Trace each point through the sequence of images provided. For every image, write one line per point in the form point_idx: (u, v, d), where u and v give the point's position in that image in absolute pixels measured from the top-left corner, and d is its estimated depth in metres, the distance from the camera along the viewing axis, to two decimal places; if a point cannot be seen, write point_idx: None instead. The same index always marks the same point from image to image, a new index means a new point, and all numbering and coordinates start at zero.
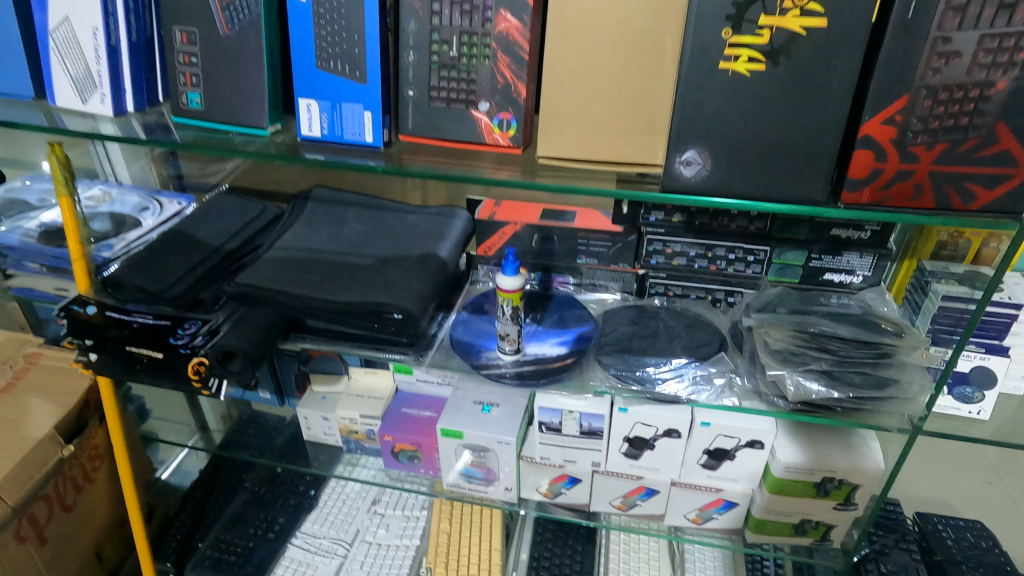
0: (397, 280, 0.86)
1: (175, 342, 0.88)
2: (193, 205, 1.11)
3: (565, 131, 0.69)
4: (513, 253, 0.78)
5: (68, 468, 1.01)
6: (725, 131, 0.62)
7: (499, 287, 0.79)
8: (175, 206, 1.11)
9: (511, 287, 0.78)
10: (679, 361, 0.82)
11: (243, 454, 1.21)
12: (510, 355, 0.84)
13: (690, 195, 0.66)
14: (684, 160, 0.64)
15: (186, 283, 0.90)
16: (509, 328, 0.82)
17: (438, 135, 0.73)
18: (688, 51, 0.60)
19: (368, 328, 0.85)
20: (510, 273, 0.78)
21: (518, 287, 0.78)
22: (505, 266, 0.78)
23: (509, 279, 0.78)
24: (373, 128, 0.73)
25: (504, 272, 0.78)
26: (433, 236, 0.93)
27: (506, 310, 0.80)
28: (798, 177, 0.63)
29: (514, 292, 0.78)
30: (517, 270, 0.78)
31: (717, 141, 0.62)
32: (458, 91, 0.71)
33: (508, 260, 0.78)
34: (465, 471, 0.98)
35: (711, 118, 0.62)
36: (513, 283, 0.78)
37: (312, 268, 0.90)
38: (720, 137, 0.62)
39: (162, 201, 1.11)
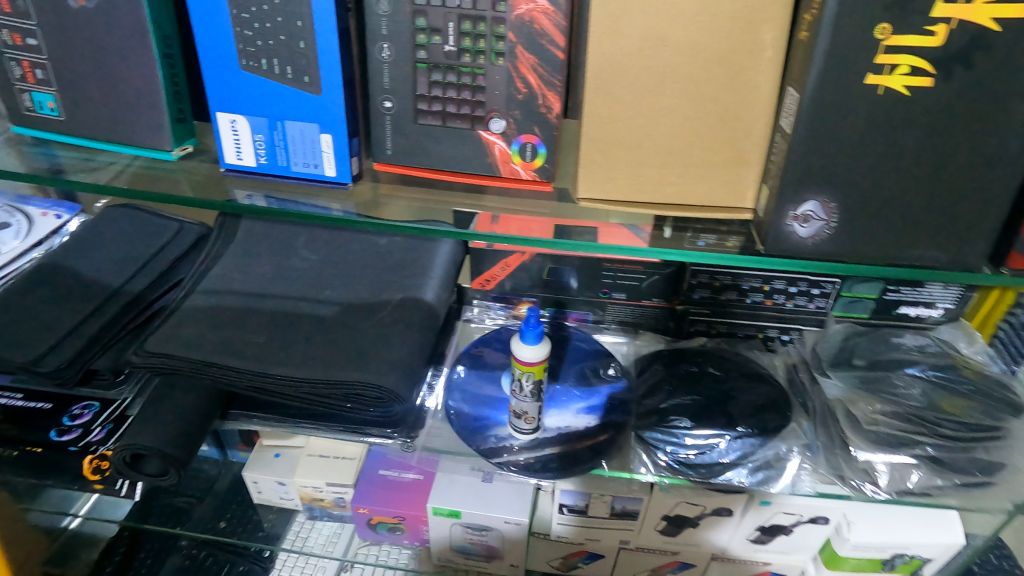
0: (369, 343, 0.64)
1: (63, 439, 0.68)
2: (76, 218, 0.88)
3: (616, 165, 0.47)
4: (534, 312, 0.58)
5: None
6: (854, 175, 0.43)
7: (514, 356, 0.59)
8: (51, 219, 0.87)
9: (531, 359, 0.58)
10: (731, 437, 0.63)
11: (177, 502, 0.99)
12: (527, 435, 0.65)
13: (798, 261, 0.47)
14: (792, 217, 0.45)
15: (75, 347, 0.67)
16: (528, 406, 0.62)
17: (432, 167, 0.52)
18: (819, 57, 0.39)
19: (338, 409, 0.63)
20: (530, 340, 0.58)
21: (541, 359, 0.58)
22: (524, 332, 0.58)
23: (529, 348, 0.58)
24: (335, 160, 0.51)
25: (523, 339, 0.58)
26: (413, 271, 0.71)
27: (524, 385, 0.60)
28: (948, 235, 0.45)
29: (536, 366, 0.58)
30: (541, 334, 0.58)
31: (842, 188, 0.43)
32: (457, 104, 0.49)
33: (528, 323, 0.57)
34: (461, 547, 0.81)
35: (838, 157, 0.42)
36: (536, 354, 0.58)
37: (250, 323, 0.67)
38: (848, 183, 0.43)
39: (31, 213, 0.87)
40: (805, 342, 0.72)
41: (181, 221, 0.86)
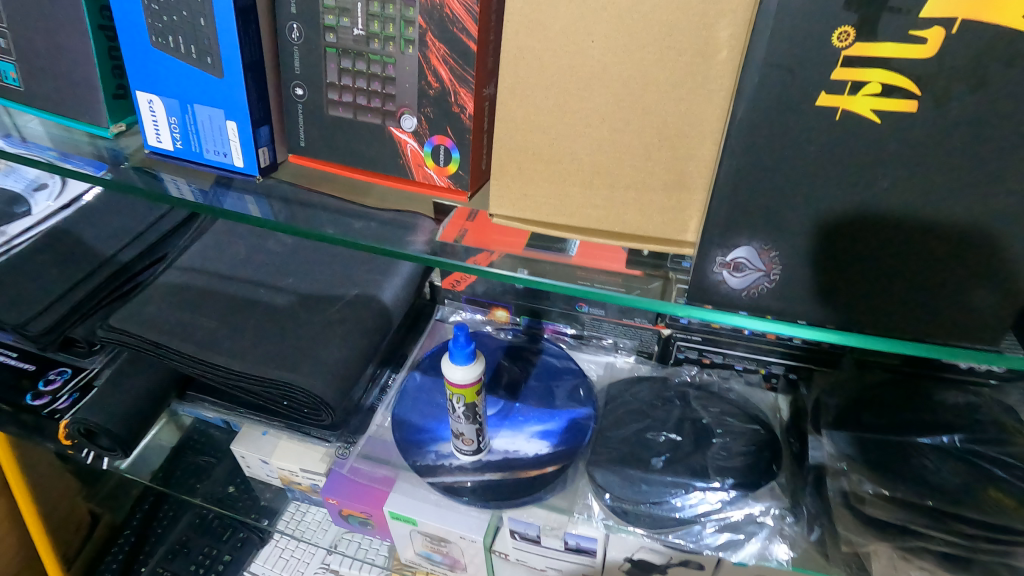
0: (313, 341, 0.61)
1: (34, 402, 0.69)
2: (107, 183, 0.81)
3: (531, 179, 0.40)
4: (464, 331, 0.53)
5: None
6: (799, 219, 0.34)
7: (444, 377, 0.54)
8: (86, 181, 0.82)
9: (463, 381, 0.53)
10: (696, 488, 0.54)
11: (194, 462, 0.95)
12: (470, 457, 0.60)
13: (735, 317, 0.39)
14: (720, 265, 0.37)
15: (53, 315, 0.68)
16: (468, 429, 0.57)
17: (347, 165, 0.47)
18: (764, 66, 0.30)
19: (274, 405, 0.62)
20: (461, 360, 0.53)
21: (473, 380, 0.53)
22: (454, 351, 0.53)
23: (460, 369, 0.53)
24: (242, 151, 0.47)
25: (453, 359, 0.53)
26: (377, 266, 0.67)
27: (459, 408, 0.55)
28: (932, 303, 0.35)
29: (469, 388, 0.54)
30: (473, 354, 0.53)
31: (784, 233, 0.35)
32: (367, 96, 0.43)
33: (457, 342, 0.53)
34: (423, 553, 0.77)
35: (778, 195, 0.34)
36: (468, 376, 0.53)
37: (206, 304, 0.65)
38: (793, 228, 0.34)
39: None
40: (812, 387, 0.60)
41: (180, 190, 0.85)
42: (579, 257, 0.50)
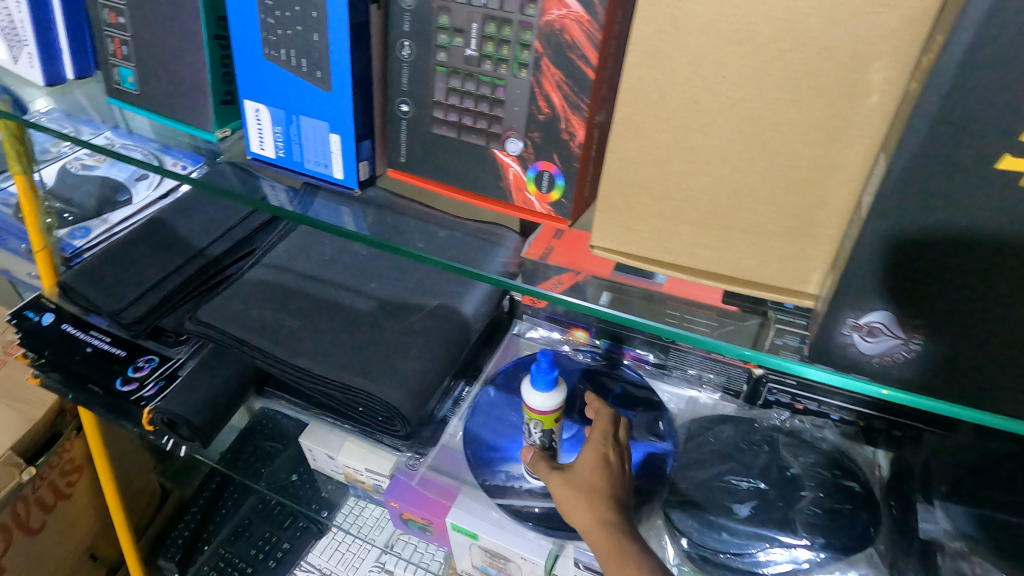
0: (393, 351, 0.61)
1: (122, 388, 0.71)
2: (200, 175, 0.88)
3: (643, 216, 0.38)
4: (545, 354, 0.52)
5: (31, 491, 0.85)
6: (943, 283, 0.31)
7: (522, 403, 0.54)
8: None
9: (543, 408, 0.53)
10: (782, 544, 0.51)
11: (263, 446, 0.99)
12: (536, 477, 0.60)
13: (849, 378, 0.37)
14: (850, 327, 0.35)
15: (147, 303, 0.71)
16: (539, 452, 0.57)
17: (445, 184, 0.46)
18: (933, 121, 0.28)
19: (351, 411, 0.62)
20: (541, 387, 0.53)
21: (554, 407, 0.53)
22: (534, 378, 0.53)
23: (540, 396, 0.53)
24: (343, 164, 0.47)
25: (533, 387, 0.53)
26: (459, 278, 0.66)
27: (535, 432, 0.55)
28: None
29: (547, 414, 0.54)
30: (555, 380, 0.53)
31: (923, 296, 0.32)
32: (473, 117, 0.42)
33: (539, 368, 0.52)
34: (480, 566, 0.76)
35: (920, 256, 0.31)
36: (548, 402, 0.53)
37: (291, 306, 0.66)
38: (934, 292, 0.32)
39: None
40: (918, 450, 0.55)
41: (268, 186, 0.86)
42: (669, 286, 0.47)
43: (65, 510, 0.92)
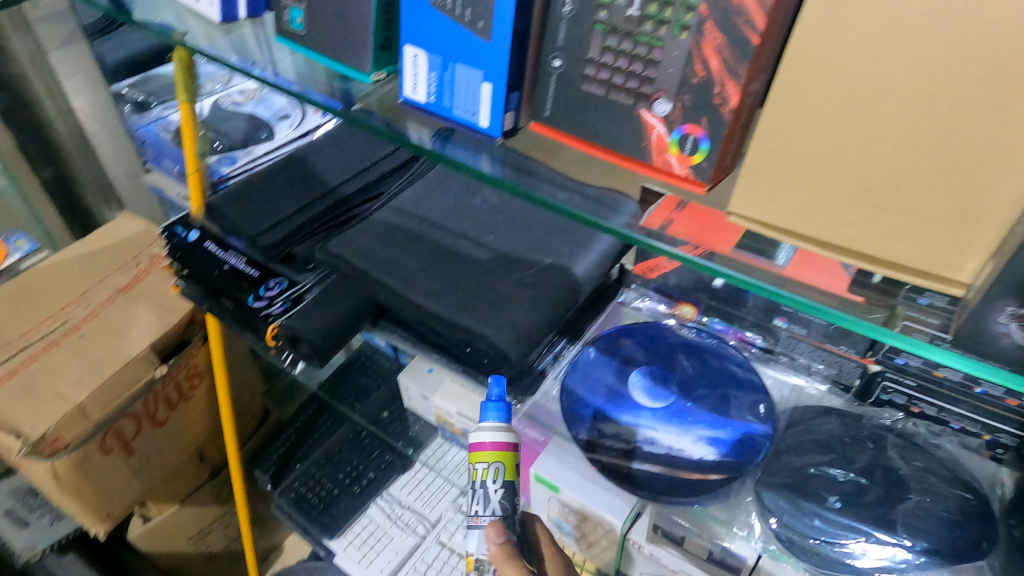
0: (507, 301, 0.63)
1: (254, 304, 0.73)
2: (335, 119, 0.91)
3: (790, 188, 0.38)
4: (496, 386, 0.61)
5: (161, 387, 0.88)
6: None
7: (476, 444, 0.58)
8: (318, 117, 0.92)
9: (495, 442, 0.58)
10: (876, 540, 0.51)
11: (359, 381, 1.06)
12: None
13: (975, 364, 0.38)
14: (1007, 314, 0.35)
15: (281, 232, 0.75)
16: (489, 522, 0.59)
17: (587, 141, 0.48)
18: None
19: (460, 352, 0.66)
20: (494, 422, 0.59)
21: (509, 441, 0.58)
22: (489, 416, 0.59)
23: (495, 427, 0.58)
24: (490, 113, 0.49)
25: (489, 420, 0.59)
26: (574, 240, 0.68)
27: (494, 483, 0.58)
28: None
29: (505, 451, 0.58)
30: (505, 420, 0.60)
31: None
32: (625, 76, 0.44)
33: (492, 403, 0.60)
34: (555, 521, 0.78)
35: None
36: (501, 436, 0.58)
37: (414, 248, 0.69)
38: None
39: (306, 109, 0.93)
40: None
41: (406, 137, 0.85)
42: (789, 270, 0.45)
43: (184, 411, 0.95)
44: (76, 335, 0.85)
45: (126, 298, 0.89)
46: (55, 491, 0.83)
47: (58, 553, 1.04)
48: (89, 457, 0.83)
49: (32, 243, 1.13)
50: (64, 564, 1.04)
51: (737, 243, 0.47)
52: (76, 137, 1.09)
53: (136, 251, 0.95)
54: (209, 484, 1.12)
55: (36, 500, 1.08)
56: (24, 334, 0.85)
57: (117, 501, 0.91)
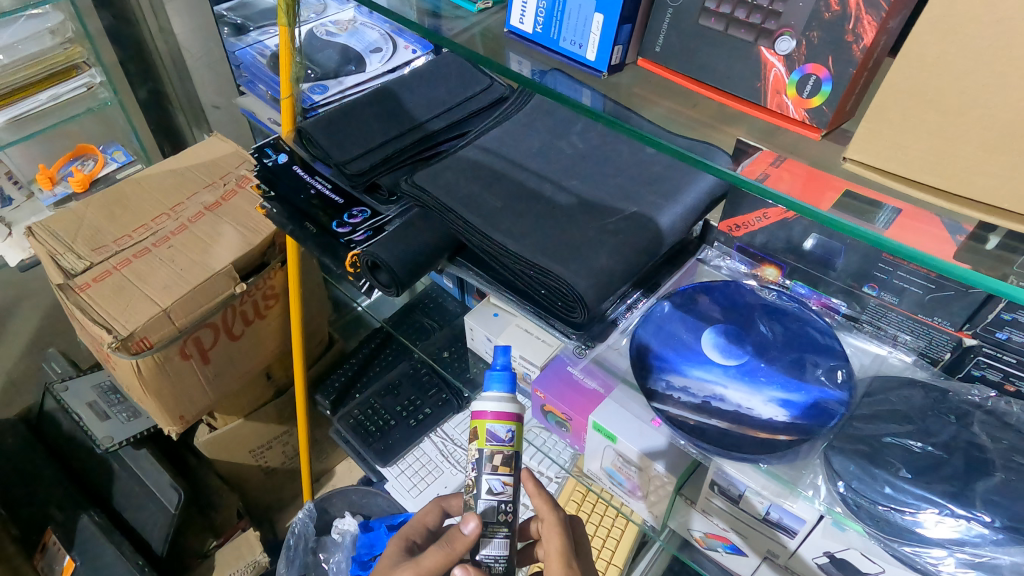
0: (588, 245, 0.63)
1: (337, 229, 0.75)
2: (425, 57, 0.92)
3: (917, 132, 0.37)
4: (502, 356, 0.64)
5: (240, 303, 0.90)
6: None
7: (478, 411, 0.62)
8: (408, 53, 0.93)
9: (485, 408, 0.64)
10: (951, 512, 0.50)
11: (425, 321, 1.10)
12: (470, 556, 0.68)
13: None
14: None
15: (369, 160, 0.75)
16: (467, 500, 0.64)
17: (697, 79, 0.47)
18: None
19: (535, 293, 0.65)
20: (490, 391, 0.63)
21: (507, 410, 0.62)
22: (492, 385, 0.62)
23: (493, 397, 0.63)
24: (599, 45, 0.48)
25: (490, 390, 0.62)
26: (661, 191, 0.67)
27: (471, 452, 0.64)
28: None
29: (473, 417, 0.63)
30: (510, 390, 0.63)
31: None
32: (749, 10, 0.42)
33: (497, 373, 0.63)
34: (609, 471, 0.80)
35: None
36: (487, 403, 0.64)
37: (497, 185, 0.70)
38: None
39: (397, 45, 0.94)
40: None
41: (495, 77, 0.86)
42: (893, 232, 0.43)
43: (259, 328, 0.97)
44: (165, 245, 0.89)
45: (213, 214, 0.92)
46: (138, 387, 0.87)
47: (133, 447, 1.12)
48: (171, 361, 0.86)
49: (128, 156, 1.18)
50: (138, 458, 1.12)
51: (840, 201, 0.44)
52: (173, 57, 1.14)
53: (223, 172, 0.98)
54: (273, 403, 1.17)
55: (117, 398, 1.15)
56: (119, 240, 0.89)
57: (191, 406, 0.95)
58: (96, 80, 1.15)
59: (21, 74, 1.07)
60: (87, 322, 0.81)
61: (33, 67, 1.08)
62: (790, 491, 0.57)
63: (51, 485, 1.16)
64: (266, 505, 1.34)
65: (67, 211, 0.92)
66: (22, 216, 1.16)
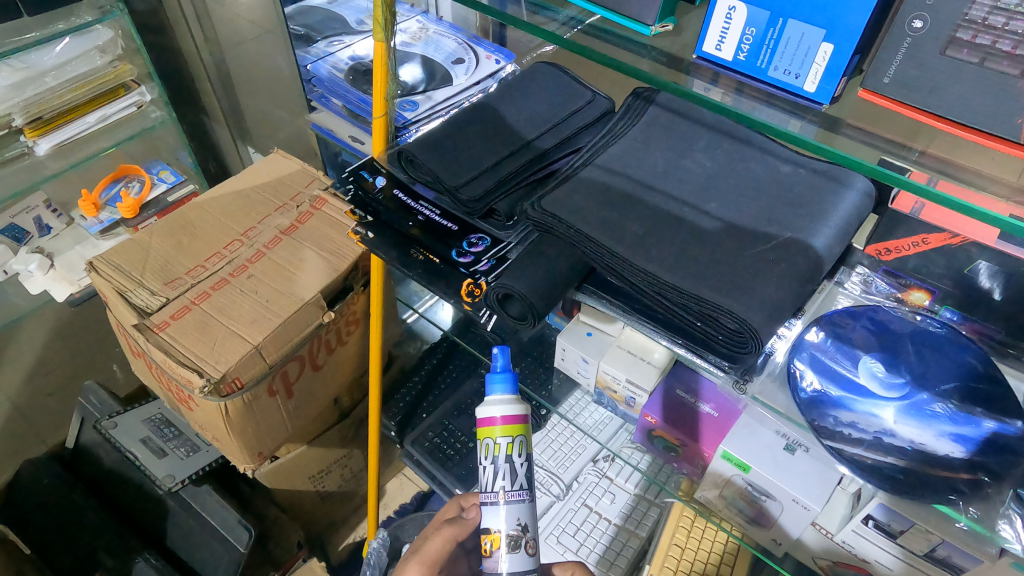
0: (747, 273, 0.59)
1: (459, 259, 0.71)
2: (511, 67, 0.89)
3: None
4: (502, 359, 0.69)
5: (326, 332, 0.85)
6: None
7: (486, 417, 0.67)
8: (491, 64, 0.90)
9: (513, 415, 0.67)
10: None
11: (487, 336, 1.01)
12: (516, 563, 0.65)
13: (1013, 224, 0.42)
14: None
15: (485, 184, 0.71)
16: (525, 496, 0.67)
17: (929, 112, 0.44)
18: None
19: (686, 323, 0.62)
20: (504, 395, 0.68)
21: (486, 414, 0.67)
22: (492, 389, 0.68)
23: (502, 401, 0.67)
24: (823, 75, 0.47)
25: (495, 394, 0.67)
26: (809, 213, 0.64)
27: (519, 454, 0.67)
28: None
29: (527, 419, 0.68)
30: (511, 392, 0.68)
31: None
32: (1015, 42, 0.40)
33: (499, 377, 0.68)
34: (731, 497, 0.79)
35: None
36: (512, 408, 0.67)
37: (632, 210, 0.65)
38: None
39: (478, 55, 0.90)
40: None
41: (594, 91, 0.82)
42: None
43: (339, 355, 0.92)
44: (244, 275, 0.83)
45: (291, 240, 0.87)
46: (222, 429, 0.81)
47: (195, 484, 1.08)
48: (260, 399, 0.81)
49: (173, 175, 1.36)
50: (200, 495, 1.07)
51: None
52: (217, 69, 1.30)
53: (293, 192, 0.92)
54: (336, 428, 1.12)
55: (171, 431, 1.13)
56: (191, 271, 0.83)
57: (269, 442, 0.90)
58: (145, 97, 1.28)
59: (69, 96, 1.18)
60: (172, 364, 0.75)
61: (82, 87, 1.18)
62: (989, 539, 0.57)
63: (96, 526, 1.08)
64: (323, 528, 1.30)
65: (128, 241, 0.86)
66: (62, 245, 1.30)
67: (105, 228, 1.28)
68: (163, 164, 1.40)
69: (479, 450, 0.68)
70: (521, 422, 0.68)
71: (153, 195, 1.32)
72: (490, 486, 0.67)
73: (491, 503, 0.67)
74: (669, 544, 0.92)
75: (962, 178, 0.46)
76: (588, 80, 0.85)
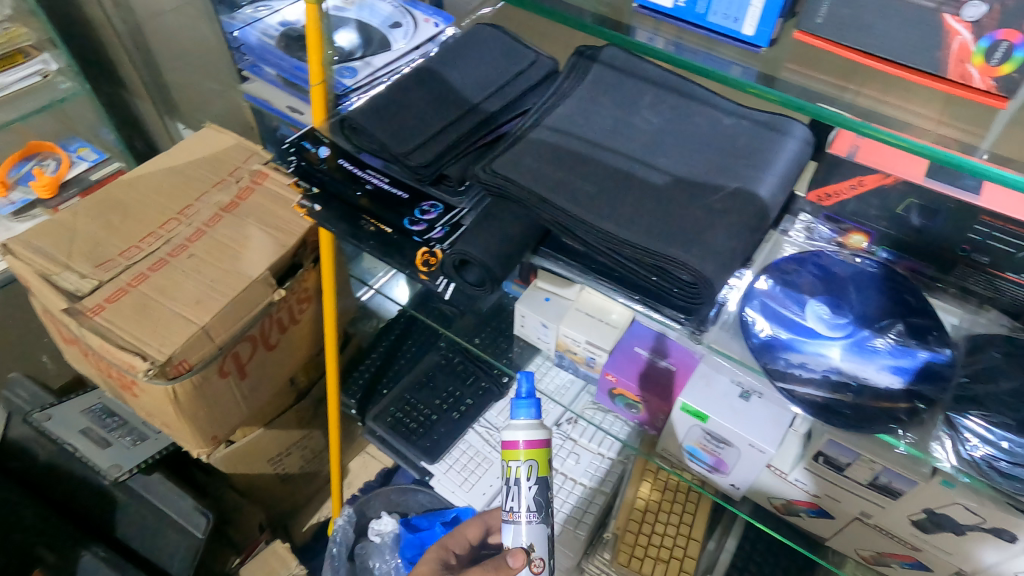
0: (695, 222, 0.60)
1: (411, 227, 0.70)
2: (450, 30, 0.86)
3: None
4: (527, 385, 0.69)
5: (278, 311, 0.83)
6: None
7: (511, 440, 0.68)
8: (429, 27, 0.87)
9: (536, 439, 0.68)
10: None
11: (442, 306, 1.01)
12: None
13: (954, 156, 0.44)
14: None
15: (432, 150, 0.69)
16: (542, 518, 0.68)
17: (860, 52, 0.46)
18: None
19: (642, 278, 0.62)
20: (528, 420, 0.68)
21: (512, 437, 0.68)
22: (518, 413, 0.68)
23: (526, 426, 0.68)
24: (760, 18, 0.49)
25: (520, 418, 0.68)
26: (753, 162, 0.65)
27: (530, 478, 0.68)
28: None
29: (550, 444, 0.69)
30: (535, 417, 0.68)
31: None
32: None
33: (523, 402, 0.68)
34: (690, 449, 0.81)
35: None
36: (536, 433, 0.68)
37: (581, 167, 0.65)
38: None
39: (417, 18, 0.88)
40: None
41: (537, 51, 0.81)
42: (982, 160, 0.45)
43: (292, 334, 0.90)
44: (184, 254, 0.80)
45: (232, 216, 0.83)
46: (172, 415, 0.79)
47: (145, 473, 1.04)
48: (210, 381, 0.78)
49: (94, 153, 1.28)
50: (151, 485, 1.04)
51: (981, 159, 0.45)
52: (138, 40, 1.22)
53: (230, 167, 0.88)
54: (294, 409, 1.10)
55: (114, 421, 1.09)
56: (125, 252, 0.79)
57: (223, 426, 0.87)
58: (50, 65, 1.22)
59: None
60: (111, 348, 0.72)
61: None
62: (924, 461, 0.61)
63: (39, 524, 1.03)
64: (284, 512, 1.28)
65: (50, 221, 0.81)
66: None
67: (19, 210, 1.19)
68: (82, 141, 1.32)
69: (504, 470, 0.69)
70: (543, 446, 0.68)
71: (73, 174, 1.24)
72: (509, 504, 0.68)
73: (511, 521, 0.69)
74: (633, 496, 0.96)
75: (891, 115, 0.48)
76: (531, 40, 0.84)
